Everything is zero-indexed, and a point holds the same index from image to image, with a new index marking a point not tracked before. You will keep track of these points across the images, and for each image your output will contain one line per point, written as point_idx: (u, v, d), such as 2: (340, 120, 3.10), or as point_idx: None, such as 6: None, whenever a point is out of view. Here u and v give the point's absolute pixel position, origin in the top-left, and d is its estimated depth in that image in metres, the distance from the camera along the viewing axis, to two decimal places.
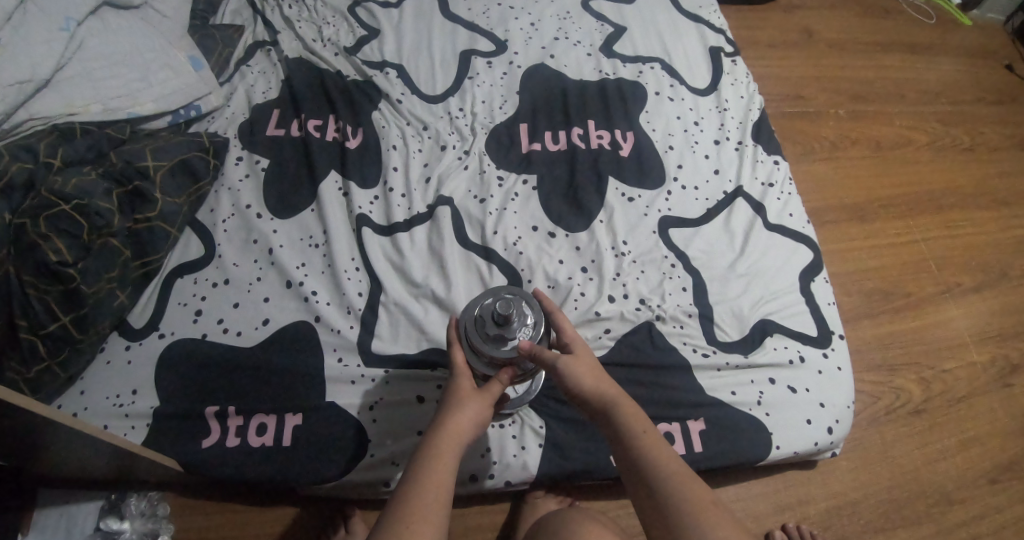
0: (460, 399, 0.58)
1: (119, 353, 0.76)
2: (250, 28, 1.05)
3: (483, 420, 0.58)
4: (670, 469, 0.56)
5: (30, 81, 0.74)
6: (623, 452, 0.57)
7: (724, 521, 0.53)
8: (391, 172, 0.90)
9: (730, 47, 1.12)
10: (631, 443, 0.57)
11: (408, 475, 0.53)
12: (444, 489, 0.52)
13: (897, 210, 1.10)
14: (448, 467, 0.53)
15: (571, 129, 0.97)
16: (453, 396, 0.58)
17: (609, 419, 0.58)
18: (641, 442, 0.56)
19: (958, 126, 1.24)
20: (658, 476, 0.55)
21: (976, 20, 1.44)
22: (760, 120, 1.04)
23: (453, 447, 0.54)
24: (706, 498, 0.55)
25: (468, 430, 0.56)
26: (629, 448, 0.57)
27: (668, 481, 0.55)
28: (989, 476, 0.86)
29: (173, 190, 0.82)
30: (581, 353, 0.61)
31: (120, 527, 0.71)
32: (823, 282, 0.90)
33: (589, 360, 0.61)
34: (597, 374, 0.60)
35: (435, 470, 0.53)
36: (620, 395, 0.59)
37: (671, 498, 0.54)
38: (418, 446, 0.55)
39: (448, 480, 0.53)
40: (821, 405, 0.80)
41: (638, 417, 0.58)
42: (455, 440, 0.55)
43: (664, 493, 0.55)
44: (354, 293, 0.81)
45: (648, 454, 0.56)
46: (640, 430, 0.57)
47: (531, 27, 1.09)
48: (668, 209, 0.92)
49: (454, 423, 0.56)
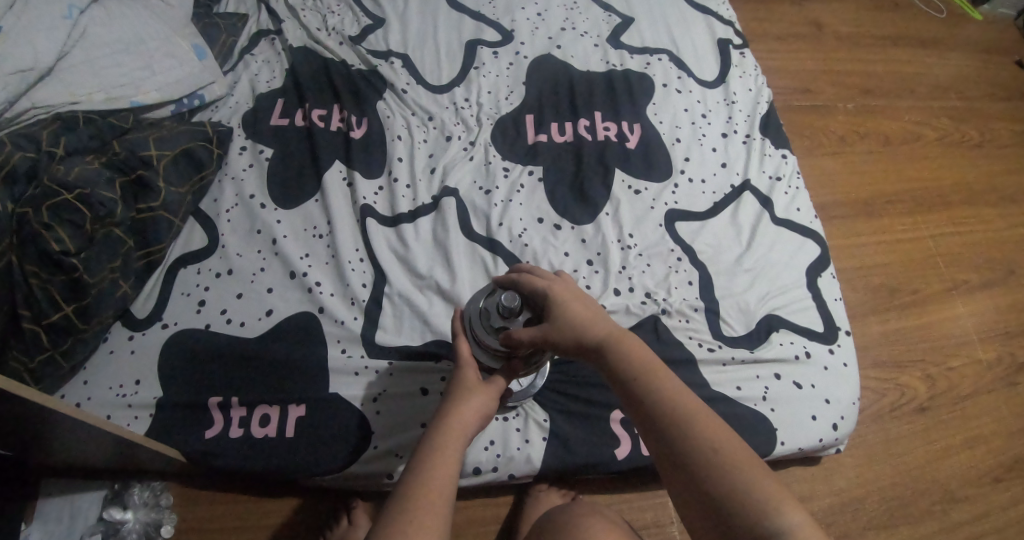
0: (464, 390, 0.58)
1: (122, 343, 0.76)
2: (254, 16, 1.04)
3: (488, 412, 0.58)
4: (687, 411, 0.51)
5: (33, 70, 0.73)
6: (633, 402, 0.53)
7: (752, 462, 0.49)
8: (395, 163, 0.89)
9: (739, 39, 1.11)
10: (642, 390, 0.53)
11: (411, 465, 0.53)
12: (448, 479, 0.52)
13: (904, 206, 1.09)
14: (452, 457, 0.53)
15: (577, 121, 0.96)
16: (457, 387, 0.58)
17: (613, 369, 0.54)
18: (653, 387, 0.52)
19: (967, 122, 1.23)
20: (673, 421, 0.51)
21: (986, 15, 1.43)
22: (768, 113, 1.03)
23: (455, 439, 0.54)
24: (729, 440, 0.50)
25: (472, 422, 0.56)
26: (640, 396, 0.53)
27: (685, 425, 0.50)
28: (992, 474, 0.86)
29: (176, 179, 0.81)
30: (576, 304, 0.57)
31: (122, 517, 0.71)
32: (830, 277, 0.89)
33: (587, 310, 0.57)
34: (597, 321, 0.56)
35: (438, 461, 0.52)
36: (622, 341, 0.55)
37: (690, 444, 0.50)
38: (421, 437, 0.55)
39: (452, 470, 0.53)
40: (827, 401, 0.79)
41: (645, 361, 0.54)
42: (458, 430, 0.55)
43: (682, 441, 0.50)
44: (358, 284, 0.81)
45: (659, 398, 0.52)
46: (649, 374, 0.53)
47: (537, 17, 1.08)
48: (675, 202, 0.91)
49: (457, 414, 0.56)
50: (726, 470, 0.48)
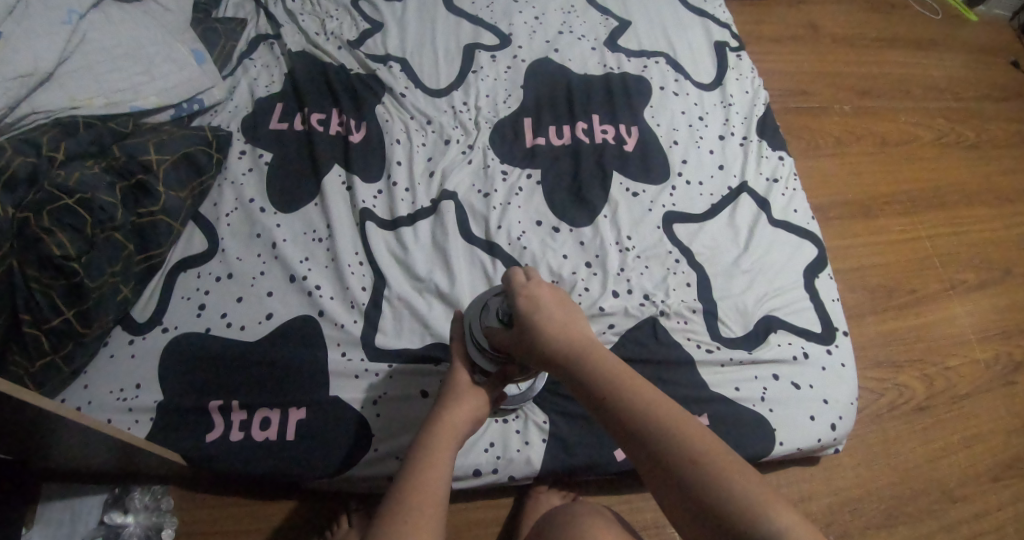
0: (457, 393, 0.60)
1: (122, 347, 0.76)
2: (253, 21, 1.04)
3: (480, 415, 0.60)
4: (664, 417, 0.50)
5: (33, 75, 0.74)
6: (609, 411, 0.52)
7: (738, 464, 0.47)
8: (395, 166, 0.90)
9: (735, 42, 1.12)
10: (617, 398, 0.52)
11: (403, 470, 0.53)
12: (442, 480, 0.52)
13: (901, 206, 1.10)
14: (445, 459, 0.54)
15: (575, 124, 0.96)
16: (450, 389, 0.60)
17: (587, 378, 0.54)
18: (627, 394, 0.52)
19: (963, 122, 1.23)
20: (650, 427, 0.50)
21: (981, 16, 1.44)
22: (765, 115, 1.03)
23: (448, 440, 0.55)
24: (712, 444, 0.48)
25: (465, 426, 0.58)
26: (616, 405, 0.51)
27: (663, 430, 0.49)
28: (990, 474, 0.86)
29: (176, 184, 0.81)
30: (553, 309, 0.58)
31: (123, 521, 0.72)
32: (827, 278, 0.90)
33: (563, 316, 0.58)
34: (572, 328, 0.57)
35: (431, 462, 0.53)
36: (595, 348, 0.55)
37: (670, 450, 0.48)
38: (415, 441, 0.56)
39: (446, 470, 0.53)
40: (826, 401, 0.80)
41: (619, 368, 0.54)
42: (453, 432, 0.57)
43: (662, 447, 0.49)
44: (357, 288, 0.81)
45: (636, 405, 0.51)
46: (624, 381, 0.52)
47: (535, 21, 1.08)
48: (672, 204, 0.91)
49: (450, 417, 0.57)
50: (711, 473, 0.46)
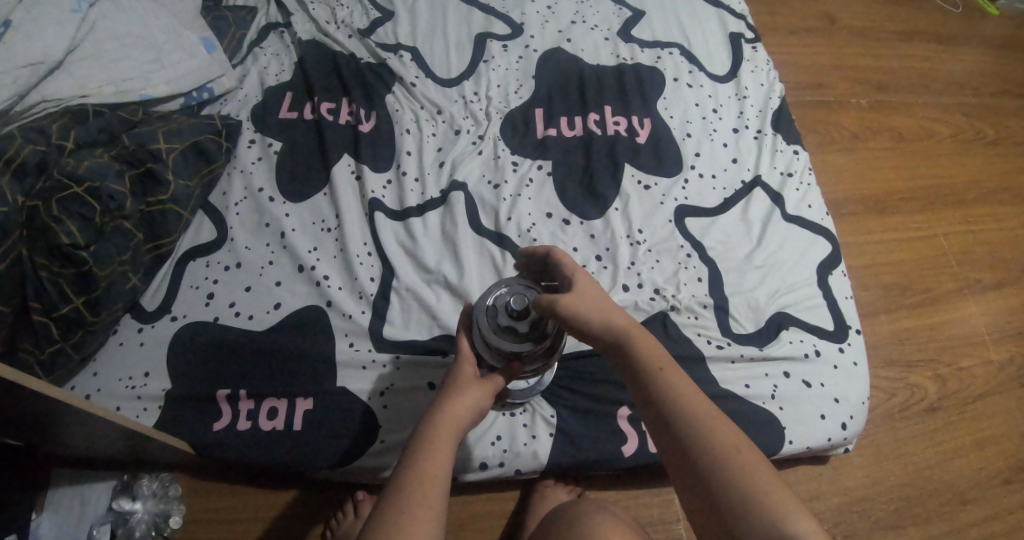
0: (459, 385, 0.57)
1: (131, 335, 0.76)
2: (263, 8, 1.03)
3: (481, 408, 0.58)
4: (713, 431, 0.49)
5: (43, 63, 0.73)
6: (652, 406, 0.52)
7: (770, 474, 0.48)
8: (405, 157, 0.89)
9: (751, 34, 1.10)
10: (667, 399, 0.51)
11: (397, 472, 0.51)
12: (443, 465, 0.51)
13: (916, 203, 1.08)
14: (444, 454, 0.52)
15: (587, 115, 0.95)
16: (453, 381, 0.58)
17: (633, 366, 0.53)
18: (674, 396, 0.51)
19: (982, 119, 1.21)
20: (694, 435, 0.49)
21: (1003, 10, 1.40)
22: (780, 108, 1.01)
23: (449, 431, 0.54)
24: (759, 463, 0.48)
25: (467, 416, 0.56)
26: (665, 411, 0.51)
27: (711, 438, 0.49)
28: (1003, 476, 0.85)
29: (185, 172, 0.81)
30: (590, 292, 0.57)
31: (132, 507, 0.72)
32: (841, 275, 0.88)
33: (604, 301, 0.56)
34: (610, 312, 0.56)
35: (433, 453, 0.52)
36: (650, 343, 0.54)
37: (710, 445, 0.49)
38: (415, 431, 0.54)
39: (445, 461, 0.52)
40: (836, 400, 0.78)
41: (669, 366, 0.53)
42: (453, 422, 0.54)
43: (705, 460, 0.48)
44: (366, 278, 0.81)
45: (687, 414, 0.50)
46: (676, 382, 0.52)
47: (547, 11, 1.07)
48: (684, 197, 0.90)
49: (450, 409, 0.55)
50: (756, 502, 0.46)
